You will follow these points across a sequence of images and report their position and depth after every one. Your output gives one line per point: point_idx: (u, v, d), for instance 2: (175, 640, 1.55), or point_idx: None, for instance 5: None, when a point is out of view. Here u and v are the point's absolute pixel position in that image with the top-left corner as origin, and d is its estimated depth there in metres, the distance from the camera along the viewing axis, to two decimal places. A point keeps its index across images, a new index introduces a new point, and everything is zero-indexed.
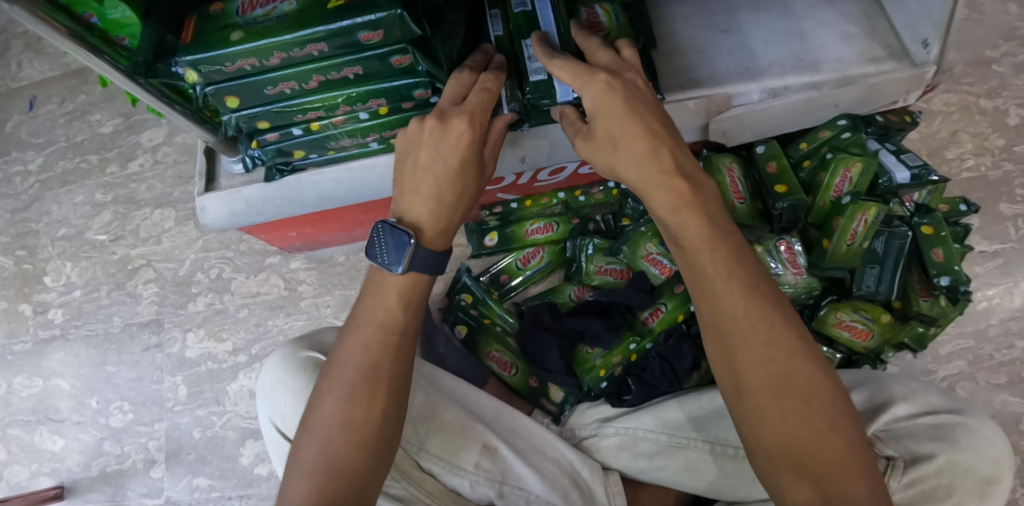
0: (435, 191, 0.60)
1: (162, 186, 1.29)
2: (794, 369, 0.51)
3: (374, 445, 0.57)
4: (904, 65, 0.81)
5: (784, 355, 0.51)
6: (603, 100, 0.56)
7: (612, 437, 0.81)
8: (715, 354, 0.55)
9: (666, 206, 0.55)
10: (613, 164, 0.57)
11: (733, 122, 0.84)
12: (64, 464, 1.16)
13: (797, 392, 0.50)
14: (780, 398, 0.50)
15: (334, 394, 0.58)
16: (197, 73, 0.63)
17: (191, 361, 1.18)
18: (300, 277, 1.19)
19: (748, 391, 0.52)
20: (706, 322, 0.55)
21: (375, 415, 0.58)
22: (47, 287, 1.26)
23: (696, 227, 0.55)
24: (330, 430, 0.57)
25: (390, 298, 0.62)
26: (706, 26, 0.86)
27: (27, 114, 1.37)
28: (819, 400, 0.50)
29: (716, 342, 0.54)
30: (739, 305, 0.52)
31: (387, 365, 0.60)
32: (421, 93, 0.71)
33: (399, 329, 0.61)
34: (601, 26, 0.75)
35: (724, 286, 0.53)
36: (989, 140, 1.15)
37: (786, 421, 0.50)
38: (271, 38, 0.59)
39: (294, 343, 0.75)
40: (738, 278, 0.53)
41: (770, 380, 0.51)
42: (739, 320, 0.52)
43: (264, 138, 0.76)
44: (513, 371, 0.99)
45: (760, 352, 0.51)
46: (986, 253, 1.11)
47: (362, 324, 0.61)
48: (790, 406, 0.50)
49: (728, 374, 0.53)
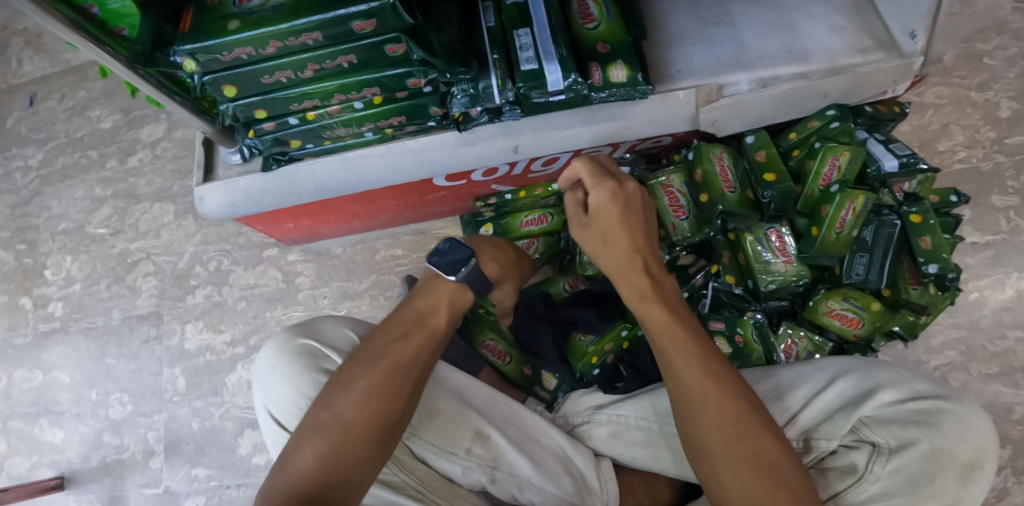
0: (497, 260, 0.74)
1: (162, 181, 1.30)
2: (747, 433, 0.54)
3: (385, 436, 0.59)
4: (892, 56, 0.82)
5: (746, 424, 0.54)
6: (598, 200, 0.67)
7: (603, 425, 0.83)
8: (681, 423, 0.58)
9: (634, 291, 0.64)
10: (598, 255, 0.68)
11: (723, 111, 0.85)
12: (64, 456, 1.18)
13: (759, 457, 0.53)
14: (734, 460, 0.53)
15: (366, 375, 0.61)
16: (195, 62, 0.64)
17: (191, 353, 1.19)
18: (298, 270, 1.20)
19: (706, 454, 0.55)
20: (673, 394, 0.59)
21: (398, 409, 0.60)
22: (48, 281, 1.28)
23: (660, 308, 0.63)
24: (353, 408, 0.58)
25: (440, 306, 0.67)
26: (697, 19, 0.88)
27: (27, 111, 1.39)
28: (771, 462, 0.52)
29: (684, 408, 0.57)
30: (697, 376, 0.57)
31: (418, 369, 0.62)
32: (415, 82, 0.71)
33: (439, 333, 0.66)
34: (592, 18, 0.79)
35: (682, 359, 0.59)
36: (980, 132, 1.16)
37: (745, 479, 0.52)
38: (266, 27, 0.61)
39: (289, 329, 0.77)
40: (707, 354, 0.59)
41: (733, 444, 0.53)
42: (706, 390, 0.56)
43: (261, 127, 0.77)
44: (507, 360, 1.00)
45: (715, 417, 0.55)
46: (978, 245, 1.12)
47: (413, 327, 0.65)
48: (751, 467, 0.52)
49: (690, 440, 0.57)
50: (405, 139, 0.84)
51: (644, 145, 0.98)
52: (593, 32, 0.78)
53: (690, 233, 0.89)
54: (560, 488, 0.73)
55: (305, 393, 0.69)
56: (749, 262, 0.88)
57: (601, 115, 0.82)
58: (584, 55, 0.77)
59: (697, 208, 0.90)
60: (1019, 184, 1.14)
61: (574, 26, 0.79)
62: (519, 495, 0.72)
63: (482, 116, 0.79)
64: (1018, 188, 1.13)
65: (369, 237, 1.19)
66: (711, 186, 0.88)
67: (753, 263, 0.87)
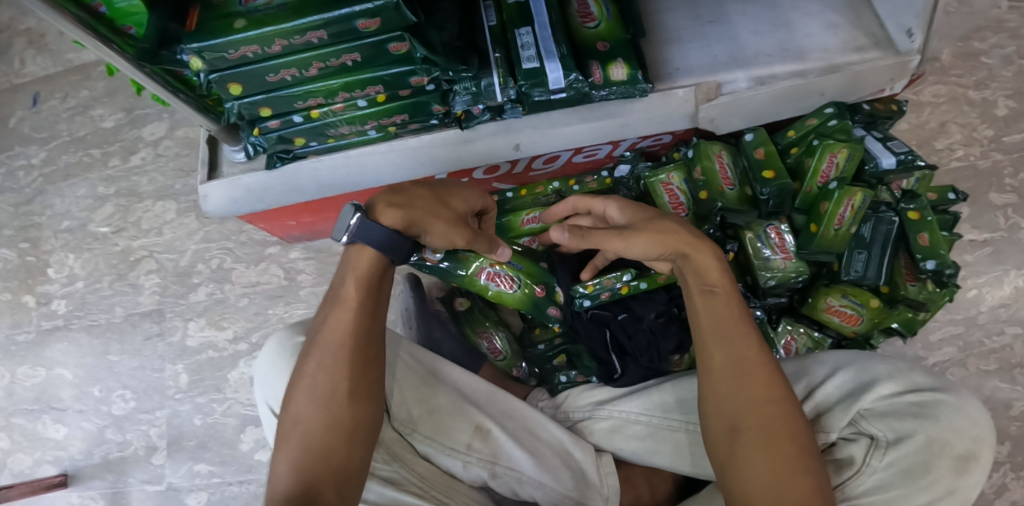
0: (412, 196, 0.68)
1: (164, 179, 1.31)
2: (782, 414, 0.56)
3: (350, 430, 0.61)
4: (888, 54, 0.83)
5: (783, 409, 0.57)
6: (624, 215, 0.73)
7: (604, 420, 0.83)
8: (711, 403, 0.60)
9: (707, 260, 0.66)
10: (658, 235, 0.67)
11: (722, 109, 0.85)
12: (67, 452, 1.18)
13: (792, 438, 0.55)
14: (769, 438, 0.55)
15: (304, 383, 0.63)
16: (201, 61, 0.64)
17: (193, 350, 1.19)
18: (299, 267, 1.20)
19: (742, 431, 0.57)
20: (704, 372, 0.62)
21: (346, 406, 0.61)
22: (51, 279, 1.28)
23: (721, 285, 0.64)
24: (303, 416, 0.61)
25: (349, 286, 0.67)
26: (694, 17, 0.89)
27: (30, 110, 1.40)
28: (803, 446, 0.55)
29: (724, 383, 0.60)
30: (752, 351, 0.60)
31: (348, 354, 0.64)
32: (417, 80, 0.72)
33: (359, 309, 0.66)
34: (591, 17, 0.80)
35: (742, 332, 0.62)
36: (978, 130, 1.17)
37: (773, 461, 0.54)
38: (272, 25, 0.61)
39: (291, 326, 0.77)
40: (755, 339, 0.61)
41: (764, 425, 0.56)
42: (753, 370, 0.59)
43: (266, 125, 0.77)
44: (513, 288, 0.89)
45: (756, 395, 0.58)
46: (976, 242, 1.12)
47: (333, 313, 0.66)
48: (783, 445, 0.55)
49: (725, 415, 0.59)
50: (408, 136, 0.84)
51: (644, 142, 0.98)
52: (592, 30, 0.79)
53: None
54: (560, 482, 0.74)
55: None
56: (750, 260, 0.87)
57: (600, 113, 0.82)
58: (584, 53, 0.78)
59: (696, 205, 0.89)
60: (1016, 181, 1.14)
61: (573, 25, 0.80)
62: (520, 489, 0.73)
63: (483, 114, 0.80)
64: (1015, 186, 1.14)
65: None
66: (711, 183, 0.88)
67: (753, 260, 0.87)
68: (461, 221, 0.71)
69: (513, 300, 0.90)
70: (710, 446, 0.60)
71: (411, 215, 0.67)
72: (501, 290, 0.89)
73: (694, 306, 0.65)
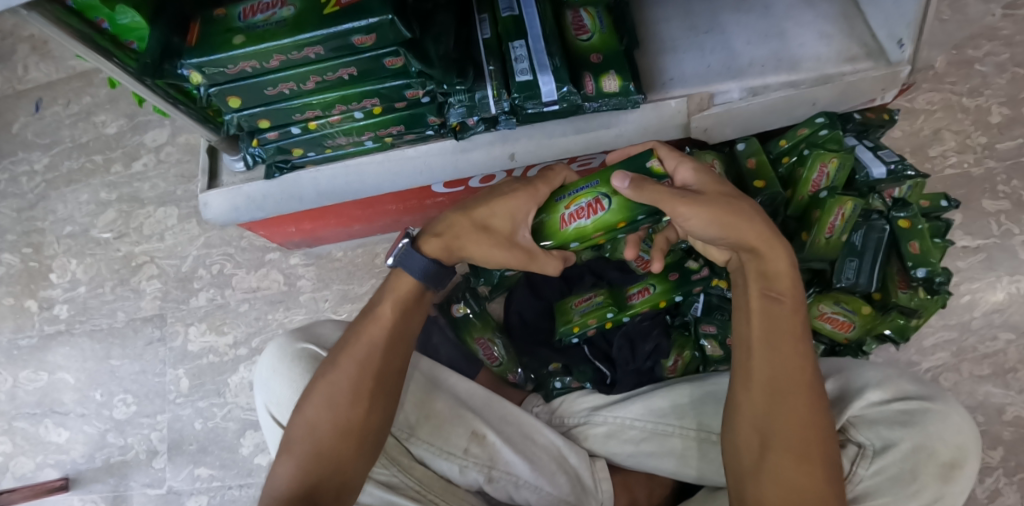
0: (451, 224, 0.67)
1: (166, 185, 1.33)
2: (813, 435, 0.55)
3: (359, 440, 0.63)
4: (879, 65, 0.84)
5: (820, 432, 0.56)
6: (697, 181, 0.65)
7: (600, 425, 0.84)
8: (745, 408, 0.59)
9: (774, 265, 0.62)
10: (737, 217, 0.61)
11: (714, 120, 0.87)
12: (68, 456, 1.19)
13: (819, 460, 0.54)
14: (796, 456, 0.54)
15: (323, 389, 0.65)
16: (201, 75, 0.66)
17: (193, 355, 1.21)
18: (299, 273, 1.21)
19: (772, 447, 0.56)
20: (745, 376, 0.61)
21: (357, 416, 0.63)
22: (53, 284, 1.30)
23: (787, 292, 0.61)
24: (317, 421, 0.63)
25: (386, 309, 0.68)
26: (688, 27, 0.90)
27: (33, 116, 1.41)
28: (830, 471, 0.54)
29: (764, 394, 0.58)
30: (799, 367, 0.58)
31: (377, 371, 0.65)
32: (413, 93, 0.73)
33: (393, 335, 0.67)
34: (585, 29, 0.81)
35: (795, 346, 0.59)
36: (971, 137, 1.18)
37: (797, 479, 0.54)
38: (271, 42, 0.63)
39: (291, 332, 0.82)
40: (807, 354, 0.59)
41: (796, 443, 0.55)
42: (800, 386, 0.57)
43: (265, 136, 0.79)
44: (606, 206, 0.68)
45: (793, 412, 0.56)
46: (968, 248, 1.13)
47: (361, 326, 0.68)
48: (813, 468, 0.54)
49: (757, 427, 0.58)
50: (404, 147, 0.85)
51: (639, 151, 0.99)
52: (586, 43, 0.80)
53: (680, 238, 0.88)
54: (556, 486, 0.75)
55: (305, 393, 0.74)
56: None
57: (596, 123, 0.84)
58: (578, 63, 0.79)
59: None
60: (1009, 188, 1.15)
61: (568, 37, 0.81)
62: (516, 493, 0.75)
63: (478, 126, 0.81)
64: (1009, 192, 1.15)
65: (370, 241, 1.20)
66: None
67: None
68: (508, 244, 0.67)
69: (616, 217, 0.68)
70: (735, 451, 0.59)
71: (450, 241, 0.67)
72: (598, 218, 0.68)
73: (750, 307, 0.62)
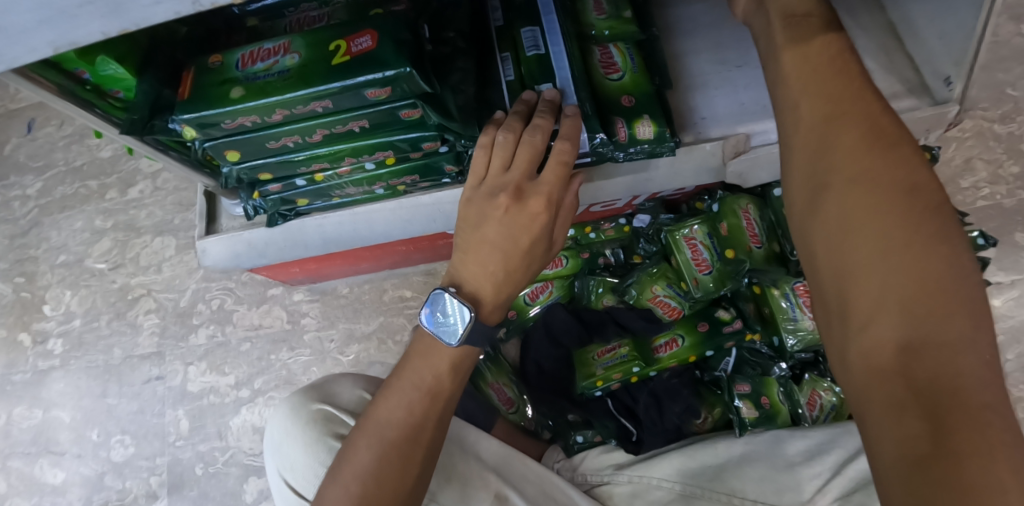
0: (478, 266, 0.60)
1: (162, 213, 1.27)
2: (884, 183, 0.39)
3: (406, 484, 0.57)
4: (924, 103, 0.76)
5: (895, 174, 0.39)
6: None
7: (624, 484, 0.77)
8: (798, 169, 0.44)
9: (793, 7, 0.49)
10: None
11: (750, 163, 0.76)
12: (64, 498, 1.15)
13: (899, 204, 0.38)
14: (863, 211, 0.39)
15: (369, 452, 0.58)
16: (195, 129, 0.61)
17: (193, 395, 1.16)
18: (303, 310, 1.17)
19: (830, 207, 0.41)
20: (787, 134, 0.46)
21: (403, 471, 0.57)
22: (47, 316, 1.25)
23: (821, 34, 0.46)
24: (363, 485, 0.57)
25: (441, 363, 0.61)
26: (719, 61, 0.79)
27: (25, 137, 1.36)
28: (916, 214, 0.38)
29: (809, 143, 0.43)
30: (840, 105, 0.43)
31: (429, 432, 0.59)
32: (429, 145, 0.68)
33: (443, 393, 0.61)
34: (616, 67, 0.75)
35: (830, 83, 0.44)
36: (1003, 167, 1.13)
37: (865, 234, 0.38)
38: (274, 96, 0.58)
39: (304, 391, 0.76)
40: (868, 90, 0.43)
41: (867, 188, 0.39)
42: (855, 126, 0.42)
43: (267, 188, 0.74)
44: None
45: (848, 158, 0.41)
46: (1002, 285, 1.09)
47: (408, 383, 0.61)
48: (896, 220, 0.38)
49: (808, 197, 0.43)
50: (418, 195, 0.79)
51: (664, 193, 0.89)
52: (617, 82, 0.74)
53: (713, 289, 0.82)
54: None
55: (321, 460, 0.69)
56: (774, 317, 0.82)
57: (623, 170, 0.76)
58: (608, 105, 0.72)
59: (721, 263, 0.83)
60: None
61: (596, 76, 0.74)
62: None
63: None
64: None
65: (377, 277, 1.16)
66: (738, 242, 0.83)
67: (777, 319, 0.81)
68: (542, 253, 0.62)
69: None
70: (798, 237, 0.44)
71: (489, 275, 0.59)
72: None
73: (775, 51, 0.48)
